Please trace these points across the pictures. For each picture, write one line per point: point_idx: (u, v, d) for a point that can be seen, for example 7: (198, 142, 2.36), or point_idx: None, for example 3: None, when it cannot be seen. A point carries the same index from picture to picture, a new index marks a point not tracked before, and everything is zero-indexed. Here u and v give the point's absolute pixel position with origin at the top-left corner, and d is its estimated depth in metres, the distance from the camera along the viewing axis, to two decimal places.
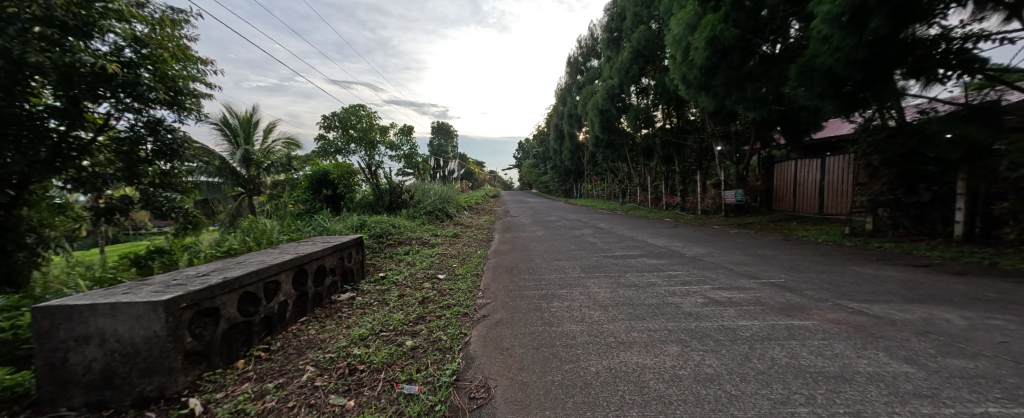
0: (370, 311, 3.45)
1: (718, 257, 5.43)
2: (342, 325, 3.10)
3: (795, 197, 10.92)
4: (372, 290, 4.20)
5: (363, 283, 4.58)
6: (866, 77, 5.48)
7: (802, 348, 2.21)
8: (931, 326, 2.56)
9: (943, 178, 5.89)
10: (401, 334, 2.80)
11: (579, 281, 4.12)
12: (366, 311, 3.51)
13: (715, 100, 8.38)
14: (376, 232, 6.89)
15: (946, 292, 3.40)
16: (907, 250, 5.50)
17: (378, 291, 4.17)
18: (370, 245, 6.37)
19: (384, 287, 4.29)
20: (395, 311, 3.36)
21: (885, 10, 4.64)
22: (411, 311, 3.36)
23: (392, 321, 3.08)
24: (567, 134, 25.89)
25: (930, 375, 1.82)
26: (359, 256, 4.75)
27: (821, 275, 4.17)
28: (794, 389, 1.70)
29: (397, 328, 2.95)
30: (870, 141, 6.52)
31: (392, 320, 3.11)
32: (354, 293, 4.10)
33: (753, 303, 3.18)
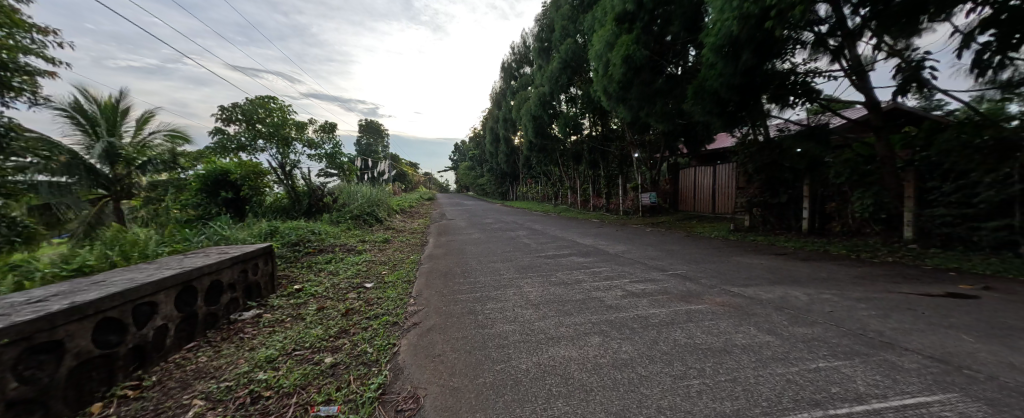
0: (283, 329, 3.10)
1: (635, 253, 6.01)
2: (245, 348, 2.74)
3: (694, 199, 12.58)
4: (284, 305, 3.78)
5: (272, 297, 4.11)
6: (741, 99, 6.56)
7: (697, 329, 2.55)
8: (789, 302, 3.14)
9: (795, 183, 7.32)
10: (320, 351, 2.58)
11: (512, 282, 4.22)
12: (277, 328, 3.14)
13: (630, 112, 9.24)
14: (290, 240, 6.18)
15: (798, 275, 4.24)
16: (772, 242, 6.72)
17: (292, 306, 3.78)
18: (283, 254, 5.69)
19: (301, 301, 3.90)
20: (313, 326, 3.08)
21: (753, 45, 5.64)
22: (331, 324, 3.11)
23: (309, 338, 2.81)
24: (501, 138, 26.19)
25: (787, 342, 2.24)
26: (269, 266, 4.26)
27: (713, 265, 4.87)
28: (690, 364, 1.97)
29: (315, 344, 2.69)
30: (746, 153, 7.80)
31: (309, 336, 2.84)
32: (261, 310, 3.64)
33: (660, 293, 3.58)
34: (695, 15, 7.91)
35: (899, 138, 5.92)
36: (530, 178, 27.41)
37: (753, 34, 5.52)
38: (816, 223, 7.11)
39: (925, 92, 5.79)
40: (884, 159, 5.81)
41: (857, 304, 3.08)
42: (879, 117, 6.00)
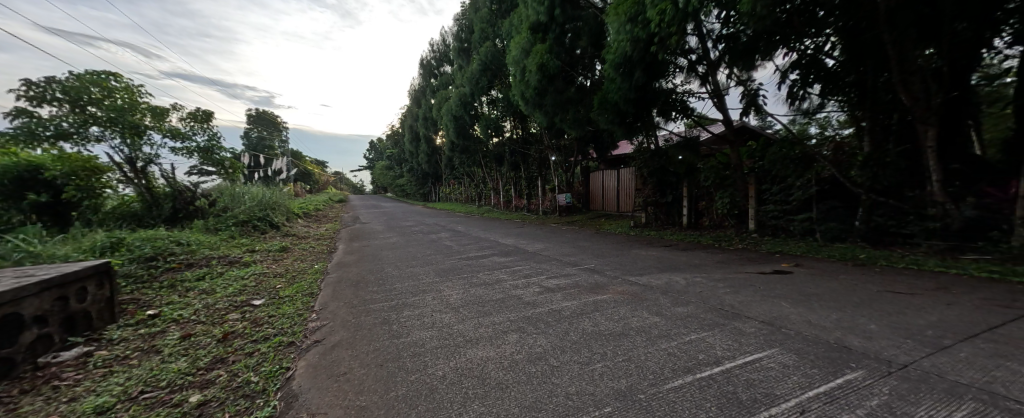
0: (127, 367, 2.46)
1: (552, 250, 6.38)
2: (62, 397, 2.07)
3: (602, 199, 13.87)
4: (128, 336, 3.04)
5: (112, 329, 3.19)
6: (637, 111, 7.54)
7: (602, 316, 2.85)
8: (673, 287, 3.70)
9: (678, 185, 8.68)
10: (184, 388, 2.14)
11: (431, 286, 4.16)
12: (120, 366, 2.48)
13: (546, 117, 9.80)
14: (143, 255, 5.08)
15: (682, 263, 4.98)
16: (662, 235, 7.77)
17: (144, 336, 3.08)
18: (133, 271, 4.57)
19: (156, 330, 3.19)
20: (178, 358, 2.61)
21: (642, 65, 6.62)
22: (202, 353, 2.65)
23: (166, 373, 2.33)
24: (423, 137, 25.41)
25: (670, 321, 2.66)
26: (106, 289, 3.30)
27: (617, 258, 5.43)
28: (594, 350, 2.19)
29: (173, 382, 2.22)
30: (643, 158, 8.87)
31: (166, 371, 2.35)
32: (92, 347, 2.81)
33: (572, 286, 3.89)
34: (600, 32, 8.71)
35: (747, 150, 7.36)
36: (454, 179, 27.13)
37: (643, 56, 6.49)
38: (695, 219, 8.45)
39: (760, 115, 7.27)
40: (735, 166, 7.35)
41: (720, 285, 3.78)
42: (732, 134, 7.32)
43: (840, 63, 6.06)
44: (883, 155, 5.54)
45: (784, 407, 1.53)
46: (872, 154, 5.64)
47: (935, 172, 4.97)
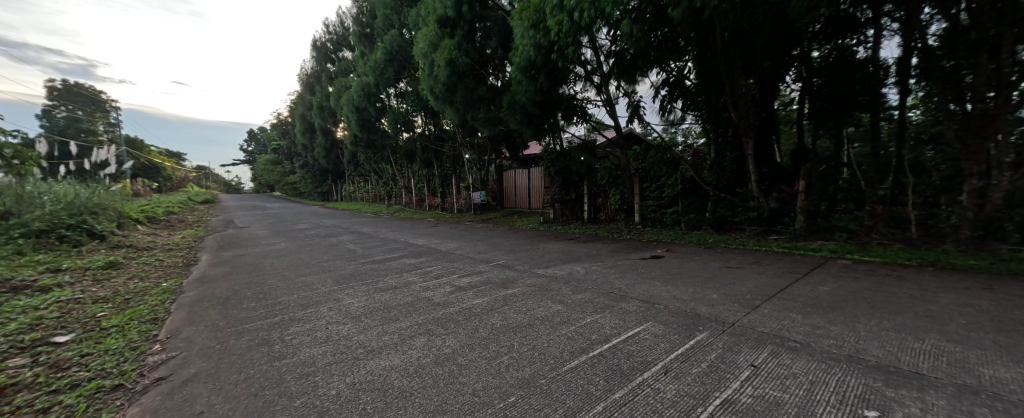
0: None
1: (465, 248, 6.39)
2: None
3: (516, 196, 14.39)
4: None
5: None
6: (543, 114, 8.05)
7: (511, 310, 2.97)
8: (574, 277, 4.08)
9: (581, 184, 9.46)
10: None
11: (329, 295, 3.78)
12: None
13: (457, 115, 9.73)
14: None
15: (583, 254, 5.46)
16: (568, 230, 8.44)
17: None
18: None
19: None
20: None
21: (546, 71, 7.13)
22: None
23: None
24: (320, 129, 22.99)
25: (571, 308, 3.04)
26: None
27: (527, 253, 5.70)
28: (501, 345, 2.27)
29: None
30: (550, 159, 9.47)
31: None
32: None
33: (483, 283, 3.96)
34: (507, 34, 9.00)
35: (633, 153, 8.35)
36: (358, 176, 25.11)
37: (546, 62, 7.03)
38: (595, 214, 9.33)
39: (642, 123, 8.31)
40: (625, 168, 8.32)
41: (612, 272, 4.34)
42: (621, 139, 8.26)
43: (695, 85, 7.44)
44: (724, 160, 7.10)
45: (652, 370, 2.02)
46: (716, 159, 7.16)
47: (751, 173, 6.75)
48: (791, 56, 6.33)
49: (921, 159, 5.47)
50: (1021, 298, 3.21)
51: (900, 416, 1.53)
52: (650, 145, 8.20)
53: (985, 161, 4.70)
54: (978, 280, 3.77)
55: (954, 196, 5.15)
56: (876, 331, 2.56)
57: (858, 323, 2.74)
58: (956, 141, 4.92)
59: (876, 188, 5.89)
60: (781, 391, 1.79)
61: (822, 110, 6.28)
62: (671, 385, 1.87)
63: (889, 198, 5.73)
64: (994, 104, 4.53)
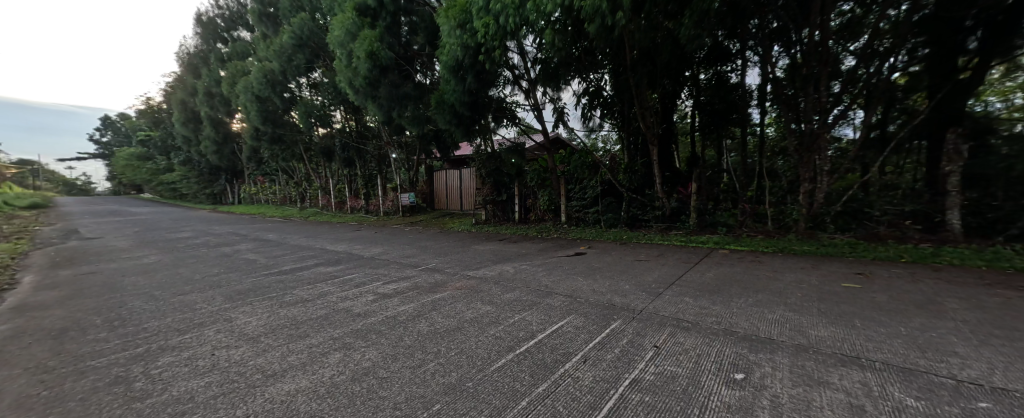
0: None
1: (390, 253, 6.05)
2: None
3: (447, 198, 14.12)
4: None
5: None
6: (472, 114, 8.03)
7: (439, 315, 2.88)
8: (505, 277, 4.12)
9: (511, 185, 9.61)
10: None
11: (221, 314, 3.24)
12: None
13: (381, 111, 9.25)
14: None
15: (512, 254, 5.54)
16: (498, 230, 8.51)
17: None
18: None
19: None
20: None
21: (474, 73, 7.17)
22: None
23: None
24: (210, 120, 19.83)
25: (500, 308, 3.08)
26: None
27: (456, 255, 5.59)
28: (427, 351, 2.18)
29: None
30: (481, 160, 9.47)
31: None
32: None
33: (409, 288, 3.78)
34: (434, 30, 8.83)
35: (560, 156, 8.81)
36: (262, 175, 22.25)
37: (474, 63, 7.04)
38: (525, 214, 9.57)
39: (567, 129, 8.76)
40: (552, 171, 8.67)
41: (539, 270, 4.48)
42: (548, 143, 8.57)
43: (611, 96, 8.14)
44: (635, 165, 7.88)
45: (573, 360, 2.13)
46: (629, 163, 7.89)
47: (657, 176, 7.53)
48: (685, 77, 7.71)
49: (772, 167, 7.19)
50: (848, 276, 4.10)
51: (756, 375, 2.00)
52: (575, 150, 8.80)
53: (810, 169, 6.37)
54: (820, 263, 4.72)
55: (793, 196, 6.81)
56: (755, 311, 3.03)
57: (735, 303, 3.27)
58: (796, 153, 6.52)
59: (745, 191, 7.46)
60: (675, 366, 2.09)
61: (709, 125, 8.06)
62: (589, 372, 2.00)
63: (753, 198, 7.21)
64: (818, 125, 6.13)
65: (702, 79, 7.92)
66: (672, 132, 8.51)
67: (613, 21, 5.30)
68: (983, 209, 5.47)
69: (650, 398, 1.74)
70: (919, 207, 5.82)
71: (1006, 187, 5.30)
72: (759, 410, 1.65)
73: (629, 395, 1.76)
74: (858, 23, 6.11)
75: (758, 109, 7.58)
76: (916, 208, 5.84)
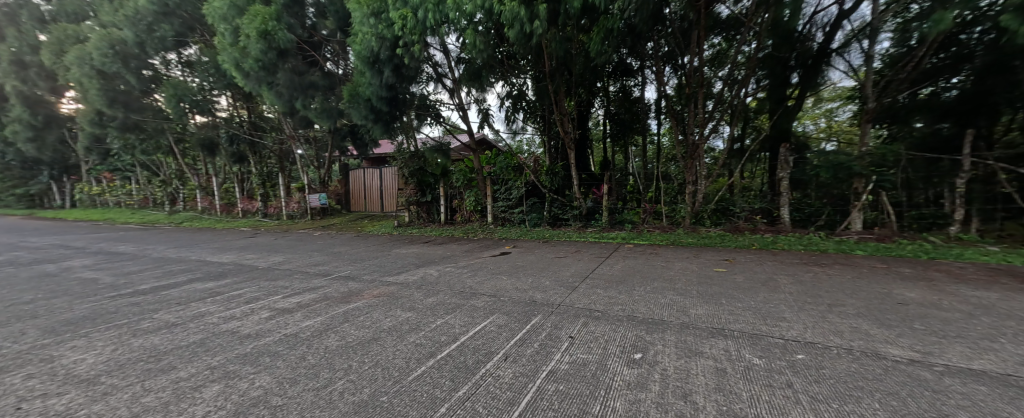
0: None
1: (293, 262, 5.39)
2: None
3: (365, 199, 13.18)
4: None
5: None
6: (390, 110, 7.58)
7: (351, 326, 2.64)
8: (426, 280, 3.97)
9: (436, 186, 9.29)
10: None
11: (44, 351, 2.48)
12: None
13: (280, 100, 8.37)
14: None
15: (435, 256, 5.37)
16: (422, 233, 8.17)
17: None
18: None
19: None
20: None
21: (392, 66, 6.80)
22: None
23: None
24: (33, 102, 15.45)
25: (421, 313, 2.92)
26: None
27: (373, 260, 5.22)
28: (335, 368, 1.97)
29: None
30: (402, 159, 8.99)
31: None
32: None
33: (317, 300, 3.39)
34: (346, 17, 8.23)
35: (486, 158, 8.82)
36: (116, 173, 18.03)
37: (391, 57, 6.70)
38: (449, 215, 9.30)
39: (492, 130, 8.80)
40: (479, 172, 8.62)
41: (463, 271, 4.41)
42: (473, 144, 8.54)
43: (534, 101, 8.37)
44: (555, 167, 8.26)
45: (494, 359, 2.12)
46: (550, 166, 8.20)
47: (574, 178, 8.00)
48: (597, 87, 8.41)
49: (667, 173, 8.07)
50: (725, 262, 4.86)
51: (651, 354, 2.22)
52: (500, 151, 8.90)
53: (694, 173, 7.39)
54: (709, 253, 5.45)
55: (678, 199, 7.76)
56: (659, 298, 3.38)
57: (638, 291, 3.60)
58: (685, 162, 7.48)
59: (642, 197, 8.07)
60: (586, 353, 2.21)
61: (617, 133, 8.98)
62: (509, 369, 2.00)
63: (653, 198, 7.98)
64: (698, 138, 7.19)
65: (612, 91, 8.69)
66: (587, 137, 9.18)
67: (532, 29, 5.55)
68: (802, 206, 6.97)
69: (564, 387, 1.81)
70: (765, 205, 7.14)
71: (815, 188, 6.81)
72: (652, 385, 1.86)
73: (544, 386, 1.81)
74: (726, 54, 7.75)
75: (655, 121, 8.68)
76: (764, 206, 7.14)
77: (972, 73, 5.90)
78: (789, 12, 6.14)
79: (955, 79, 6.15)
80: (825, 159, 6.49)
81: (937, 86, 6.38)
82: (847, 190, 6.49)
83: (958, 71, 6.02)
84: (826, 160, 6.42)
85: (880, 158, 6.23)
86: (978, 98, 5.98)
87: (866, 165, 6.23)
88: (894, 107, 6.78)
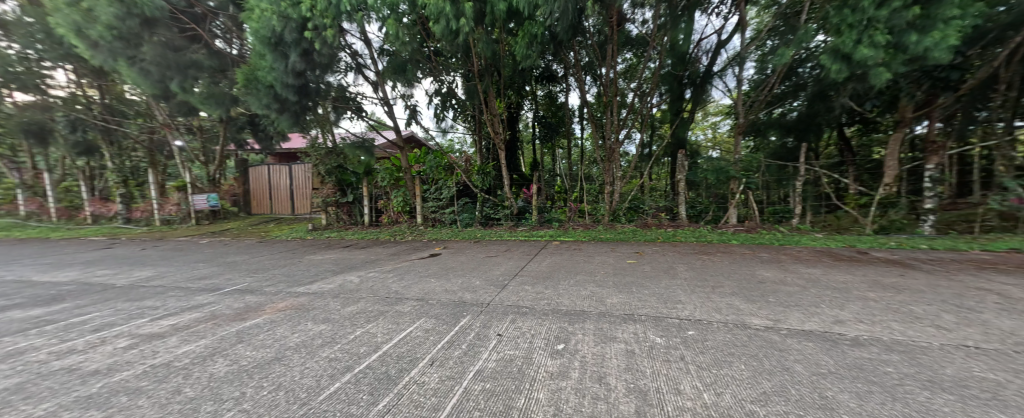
0: None
1: (169, 277, 4.43)
2: None
3: (269, 200, 11.56)
4: None
5: None
6: (299, 100, 6.71)
7: (247, 347, 2.23)
8: (346, 288, 3.57)
9: (358, 185, 8.58)
10: None
11: None
12: None
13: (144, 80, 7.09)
14: None
15: (355, 262, 4.90)
16: (342, 236, 7.41)
17: None
18: None
19: None
20: None
21: (299, 51, 6.02)
22: None
23: None
24: None
25: (337, 325, 2.60)
26: None
27: (278, 270, 4.55)
28: (223, 397, 1.63)
29: None
30: (317, 155, 8.08)
31: None
32: None
33: (203, 320, 2.82)
34: None
35: (415, 156, 8.38)
36: None
37: (298, 40, 5.92)
38: (373, 217, 8.62)
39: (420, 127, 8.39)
40: (407, 171, 8.14)
41: (390, 276, 4.09)
42: (400, 141, 8.04)
43: (464, 101, 8.21)
44: (486, 167, 8.20)
45: (419, 365, 1.97)
46: (481, 166, 8.10)
47: (505, 179, 8.04)
48: (526, 91, 8.72)
49: (589, 174, 8.57)
50: (639, 254, 5.34)
51: (572, 343, 2.29)
52: (430, 150, 8.53)
53: (612, 174, 8.00)
54: (628, 247, 5.92)
55: (596, 198, 8.28)
56: (589, 290, 3.56)
57: (563, 285, 3.73)
58: (606, 165, 8.02)
59: (564, 196, 8.48)
60: (512, 349, 2.19)
61: (546, 134, 9.60)
62: (434, 374, 1.88)
63: (579, 197, 8.37)
64: (613, 143, 7.83)
65: (541, 95, 9.26)
66: (517, 139, 9.28)
67: (457, 27, 5.44)
68: (695, 204, 7.96)
69: (490, 385, 1.76)
70: (667, 203, 8.03)
71: (704, 189, 7.87)
72: (572, 372, 1.91)
73: (471, 387, 1.74)
74: (636, 68, 8.54)
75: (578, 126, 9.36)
76: (666, 204, 8.02)
77: (806, 100, 7.45)
78: (683, 35, 7.52)
79: (796, 103, 7.69)
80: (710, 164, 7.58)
81: (784, 108, 7.90)
82: (725, 190, 7.69)
83: (797, 97, 7.54)
84: (711, 166, 7.41)
85: (748, 164, 7.55)
86: (809, 119, 7.60)
87: (738, 169, 7.51)
88: (757, 123, 8.24)
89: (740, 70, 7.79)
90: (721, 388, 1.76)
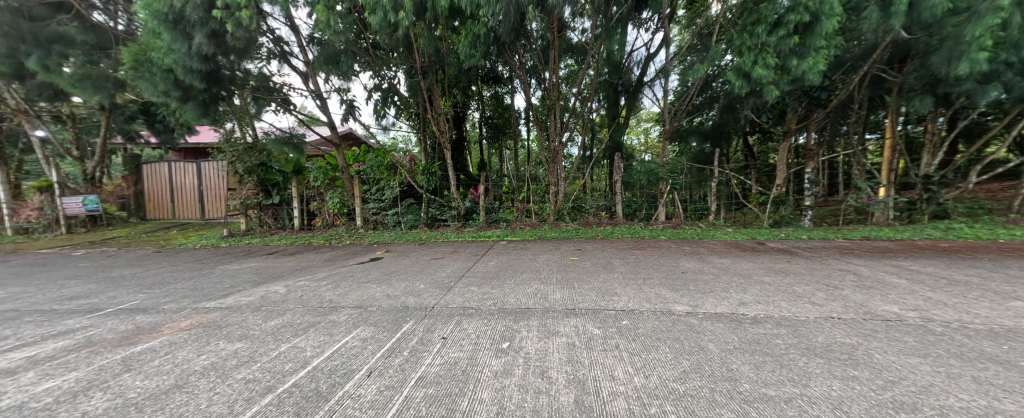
0: None
1: (28, 298, 3.52)
2: None
3: (171, 203, 9.92)
4: None
5: None
6: (208, 87, 5.83)
7: (137, 376, 1.81)
8: (269, 300, 3.10)
9: (285, 186, 7.68)
10: None
11: None
12: None
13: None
14: None
15: (283, 270, 4.33)
16: (266, 243, 6.56)
17: None
18: None
19: None
20: None
21: (207, 31, 5.18)
22: None
23: None
24: None
25: (257, 341, 2.22)
26: None
27: (183, 283, 3.85)
28: None
29: None
30: (233, 151, 7.05)
31: None
32: None
33: (77, 347, 2.25)
34: None
35: (354, 155, 7.75)
36: None
37: (205, 20, 5.09)
38: (304, 220, 7.79)
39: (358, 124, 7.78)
40: (344, 171, 7.48)
41: (324, 284, 3.66)
42: (336, 138, 7.35)
43: (407, 99, 7.80)
44: (432, 167, 7.83)
45: (355, 377, 1.74)
46: (426, 166, 7.74)
47: (451, 179, 7.78)
48: (471, 90, 8.55)
49: (534, 174, 8.65)
50: (580, 251, 5.47)
51: (517, 340, 2.20)
52: (371, 149, 7.94)
53: (557, 175, 8.16)
54: (575, 245, 6.02)
55: (540, 197, 8.39)
56: (539, 288, 3.53)
57: (509, 284, 3.65)
58: (550, 167, 8.17)
59: (512, 196, 8.42)
60: (456, 351, 2.04)
61: (493, 135, 9.46)
62: (371, 385, 1.66)
63: (526, 198, 8.41)
64: (557, 144, 8.01)
65: (486, 96, 9.15)
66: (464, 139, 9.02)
67: (396, 20, 5.11)
68: (630, 203, 8.41)
69: (435, 389, 1.61)
70: (607, 203, 8.38)
71: (638, 189, 8.35)
72: (517, 369, 1.82)
73: (411, 394, 1.57)
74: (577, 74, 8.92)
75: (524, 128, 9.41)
76: (606, 203, 8.36)
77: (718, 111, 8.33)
78: (617, 46, 7.84)
79: (710, 113, 8.62)
80: (644, 166, 8.05)
81: (702, 117, 8.82)
82: (655, 190, 8.23)
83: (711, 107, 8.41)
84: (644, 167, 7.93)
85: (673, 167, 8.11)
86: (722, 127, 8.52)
87: (664, 171, 8.06)
88: (681, 130, 9.06)
89: (665, 81, 8.46)
90: (649, 370, 1.80)
